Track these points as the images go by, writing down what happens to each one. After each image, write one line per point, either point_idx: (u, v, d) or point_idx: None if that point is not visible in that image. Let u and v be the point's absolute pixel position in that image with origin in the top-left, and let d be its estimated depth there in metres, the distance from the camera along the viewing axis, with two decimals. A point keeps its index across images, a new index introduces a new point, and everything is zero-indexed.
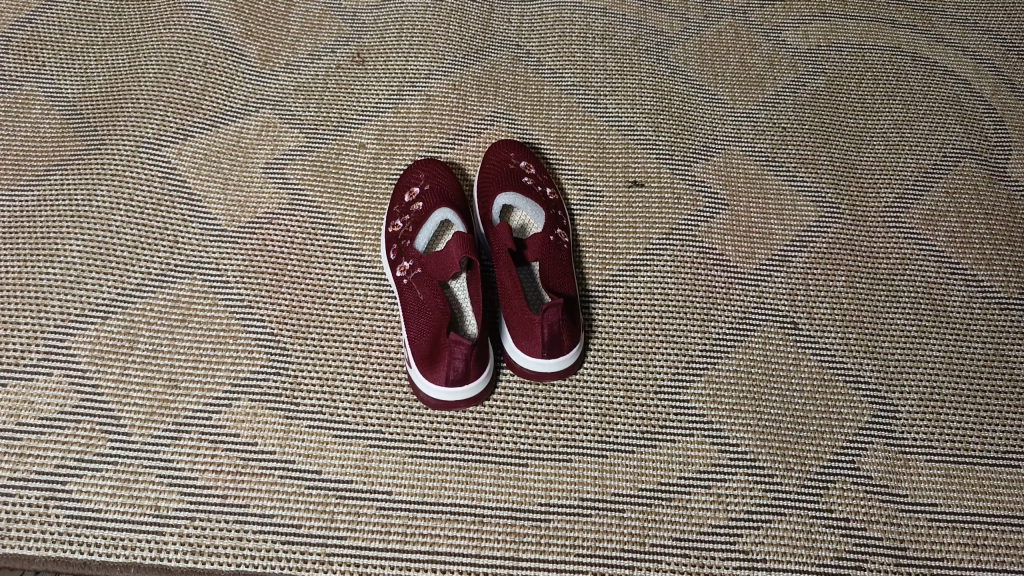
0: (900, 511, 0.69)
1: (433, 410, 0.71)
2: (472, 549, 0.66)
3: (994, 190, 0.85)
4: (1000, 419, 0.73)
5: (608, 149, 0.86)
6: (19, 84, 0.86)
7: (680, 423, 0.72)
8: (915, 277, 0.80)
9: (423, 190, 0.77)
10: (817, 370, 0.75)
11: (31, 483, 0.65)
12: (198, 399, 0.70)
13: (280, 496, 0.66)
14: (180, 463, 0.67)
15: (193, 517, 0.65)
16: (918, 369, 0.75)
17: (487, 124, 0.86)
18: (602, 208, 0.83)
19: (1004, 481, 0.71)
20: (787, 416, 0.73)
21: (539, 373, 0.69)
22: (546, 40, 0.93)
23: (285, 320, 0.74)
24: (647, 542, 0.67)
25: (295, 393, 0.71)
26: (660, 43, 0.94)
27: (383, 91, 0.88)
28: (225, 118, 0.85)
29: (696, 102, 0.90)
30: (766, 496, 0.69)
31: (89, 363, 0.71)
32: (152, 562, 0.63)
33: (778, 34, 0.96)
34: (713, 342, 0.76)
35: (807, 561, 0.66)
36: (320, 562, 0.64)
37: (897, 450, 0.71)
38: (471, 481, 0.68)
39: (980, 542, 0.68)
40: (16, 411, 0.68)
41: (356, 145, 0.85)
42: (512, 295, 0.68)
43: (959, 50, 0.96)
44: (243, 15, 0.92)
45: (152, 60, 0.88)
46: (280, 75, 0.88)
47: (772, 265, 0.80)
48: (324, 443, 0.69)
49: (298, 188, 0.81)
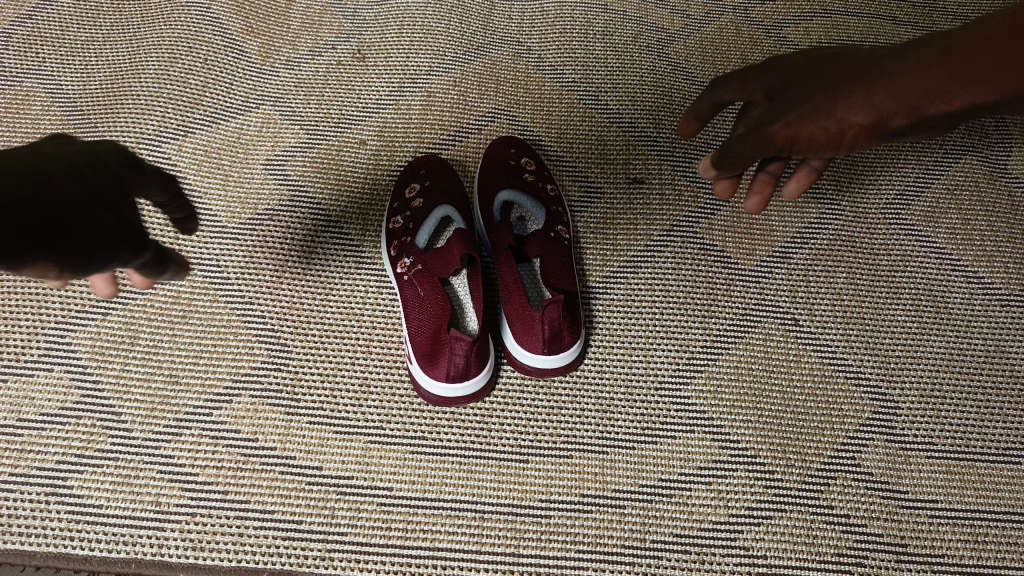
0: (900, 508, 0.69)
1: (433, 406, 0.71)
2: (472, 546, 0.66)
3: (995, 187, 0.85)
4: (1000, 415, 0.74)
5: (609, 145, 0.86)
6: (19, 80, 0.86)
7: (680, 419, 0.72)
8: (916, 273, 0.80)
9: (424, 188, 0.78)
10: (817, 366, 0.75)
11: (31, 479, 0.65)
12: (198, 395, 0.70)
13: (280, 492, 0.67)
14: (181, 459, 0.67)
15: (194, 512, 0.66)
16: (918, 366, 0.75)
17: (487, 121, 0.87)
18: (602, 205, 0.83)
19: (1005, 478, 0.71)
20: (787, 412, 0.73)
21: (541, 369, 0.69)
22: (546, 36, 0.92)
23: (285, 317, 0.74)
24: (648, 538, 0.67)
25: (295, 389, 0.71)
26: (661, 39, 0.93)
27: (383, 88, 0.88)
28: (226, 115, 0.85)
29: (696, 98, 0.90)
30: (766, 492, 0.69)
31: (89, 359, 0.70)
32: (154, 558, 0.64)
33: (779, 31, 0.95)
34: (713, 338, 0.76)
35: (806, 557, 0.67)
36: (322, 558, 0.65)
37: (898, 446, 0.72)
38: (471, 478, 0.68)
39: (979, 538, 0.68)
40: (16, 407, 0.68)
41: (357, 141, 0.84)
42: (512, 294, 0.69)
43: None
44: (243, 11, 0.92)
45: (152, 58, 0.88)
46: (280, 71, 0.88)
47: (773, 261, 0.80)
48: (324, 439, 0.69)
49: (298, 184, 0.81)
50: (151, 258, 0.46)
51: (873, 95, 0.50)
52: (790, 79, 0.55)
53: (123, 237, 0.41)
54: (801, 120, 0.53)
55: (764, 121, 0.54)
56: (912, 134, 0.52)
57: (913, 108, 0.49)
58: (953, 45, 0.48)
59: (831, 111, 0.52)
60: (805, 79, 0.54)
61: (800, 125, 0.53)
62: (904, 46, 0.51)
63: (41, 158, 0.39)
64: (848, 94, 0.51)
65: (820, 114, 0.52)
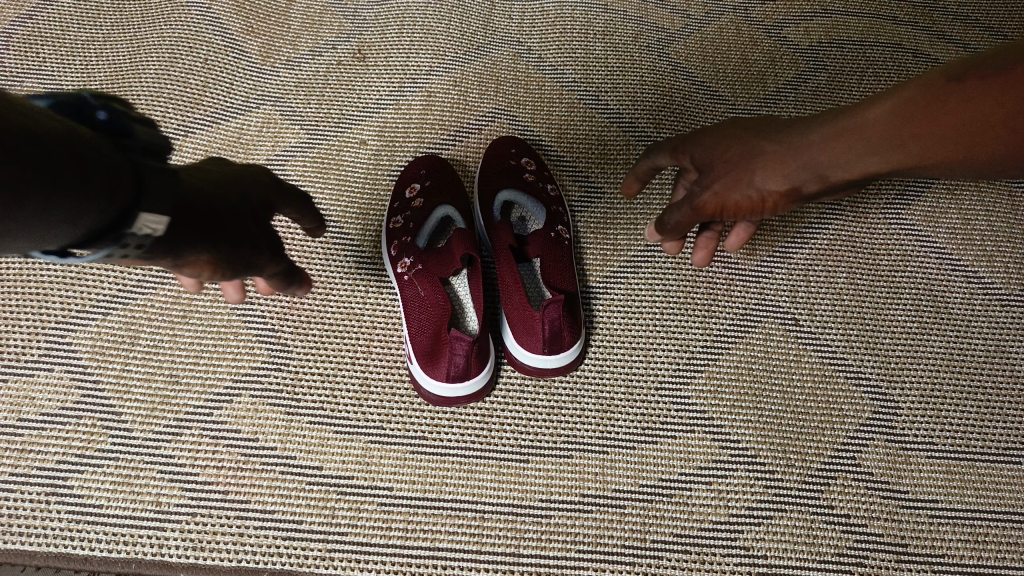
0: (901, 508, 0.69)
1: (433, 407, 0.71)
2: (473, 546, 0.66)
3: (996, 187, 0.85)
4: (1000, 416, 0.74)
5: (609, 145, 0.86)
6: (20, 80, 0.86)
7: (680, 419, 0.72)
8: (916, 273, 0.80)
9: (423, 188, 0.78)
10: (818, 366, 0.75)
11: (31, 479, 0.66)
12: (198, 395, 0.70)
13: (281, 492, 0.67)
14: (181, 459, 0.67)
15: (194, 512, 0.66)
16: (918, 365, 0.75)
17: (487, 122, 0.87)
18: (602, 205, 0.83)
19: (1005, 478, 0.71)
20: (787, 411, 0.73)
21: (541, 368, 0.69)
22: (546, 36, 0.92)
23: (285, 316, 0.74)
24: (648, 538, 0.67)
25: (295, 389, 0.71)
26: (661, 39, 0.93)
27: (383, 87, 0.88)
28: (226, 115, 0.85)
29: (696, 98, 0.90)
30: (766, 492, 0.69)
31: (89, 359, 0.70)
32: (154, 558, 0.64)
33: (780, 30, 0.95)
34: (713, 338, 0.76)
35: (806, 557, 0.67)
36: (322, 558, 0.65)
37: (898, 447, 0.72)
38: (471, 478, 0.68)
39: (979, 538, 0.68)
40: (17, 407, 0.68)
41: (357, 141, 0.84)
42: (512, 294, 0.69)
43: (961, 48, 0.95)
44: (243, 11, 0.92)
45: (153, 58, 0.88)
46: (281, 71, 0.88)
47: (773, 261, 0.80)
48: (324, 439, 0.69)
49: (298, 183, 0.81)
50: (281, 269, 0.60)
51: (783, 171, 0.60)
52: (720, 151, 0.65)
53: (262, 249, 0.55)
54: (729, 192, 0.63)
55: (697, 192, 0.65)
56: (828, 192, 0.62)
57: (820, 176, 0.58)
58: (850, 123, 0.56)
59: (752, 183, 0.62)
60: (732, 154, 0.64)
61: (729, 197, 0.63)
62: (809, 125, 0.59)
63: (218, 183, 0.53)
64: (762, 169, 0.61)
65: (742, 184, 0.62)
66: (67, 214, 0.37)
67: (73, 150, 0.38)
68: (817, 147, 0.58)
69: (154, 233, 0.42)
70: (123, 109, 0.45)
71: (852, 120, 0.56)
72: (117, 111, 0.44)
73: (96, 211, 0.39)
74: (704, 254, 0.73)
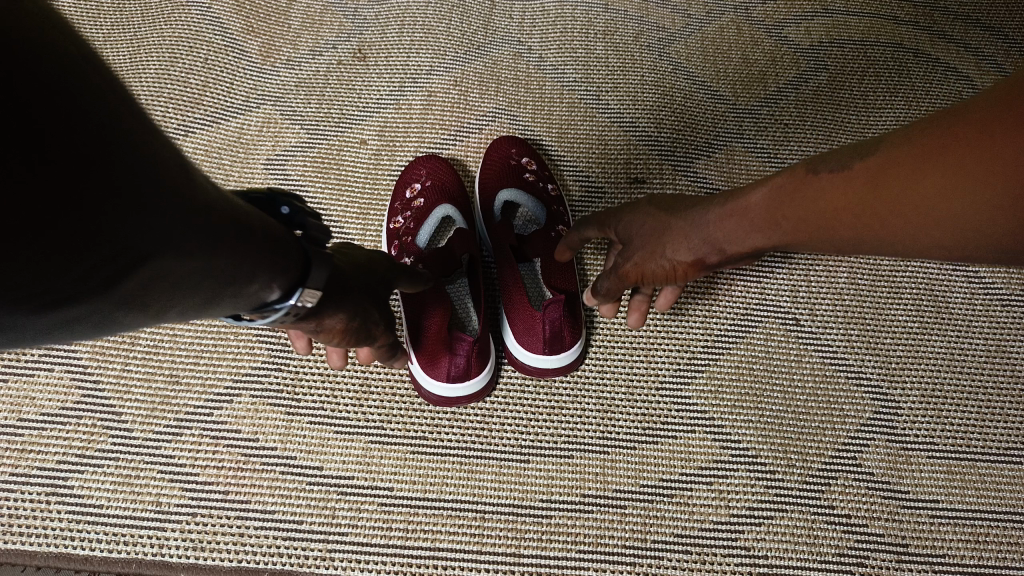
0: (902, 508, 0.69)
1: (433, 407, 0.71)
2: (473, 546, 0.66)
3: None
4: (1001, 416, 0.74)
5: (610, 145, 0.86)
6: None
7: (680, 419, 0.72)
8: (917, 272, 0.80)
9: (423, 188, 0.78)
10: (819, 366, 0.75)
11: (31, 480, 0.65)
12: (199, 395, 0.70)
13: (281, 492, 0.67)
14: (181, 459, 0.67)
15: (195, 512, 0.66)
16: (918, 366, 0.75)
17: (488, 121, 0.87)
18: (602, 205, 0.83)
19: (1005, 478, 0.71)
20: (788, 412, 0.73)
21: (541, 368, 0.69)
22: (546, 36, 0.92)
23: None
24: (648, 538, 0.67)
25: (296, 389, 0.71)
26: (661, 39, 0.93)
27: (384, 87, 0.88)
28: (226, 115, 0.85)
29: (697, 98, 0.90)
30: (767, 492, 0.69)
31: (89, 359, 0.70)
32: (156, 558, 0.64)
33: (781, 30, 0.95)
34: (714, 338, 0.76)
35: (807, 557, 0.67)
36: (322, 558, 0.65)
37: (898, 447, 0.72)
38: (471, 478, 0.68)
39: (980, 538, 0.69)
40: (17, 407, 0.68)
41: (357, 141, 0.84)
42: (512, 293, 0.69)
43: (962, 47, 0.94)
44: (243, 11, 0.92)
45: (153, 57, 0.88)
46: (281, 71, 0.88)
47: (775, 260, 0.79)
48: (325, 439, 0.69)
49: (299, 184, 0.81)
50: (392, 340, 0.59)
51: (687, 244, 0.55)
52: (635, 224, 0.60)
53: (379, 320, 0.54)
54: (643, 262, 0.59)
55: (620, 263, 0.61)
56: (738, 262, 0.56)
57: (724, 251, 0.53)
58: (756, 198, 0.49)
59: (663, 254, 0.57)
60: (642, 225, 0.59)
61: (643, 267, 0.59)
62: (717, 194, 0.54)
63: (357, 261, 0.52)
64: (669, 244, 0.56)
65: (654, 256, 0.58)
66: (232, 291, 0.35)
67: (256, 226, 0.35)
68: (719, 221, 0.52)
69: (304, 306, 0.41)
70: (289, 198, 0.47)
71: (756, 194, 0.49)
72: (297, 204, 0.46)
73: (262, 288, 0.37)
74: (637, 313, 0.69)
